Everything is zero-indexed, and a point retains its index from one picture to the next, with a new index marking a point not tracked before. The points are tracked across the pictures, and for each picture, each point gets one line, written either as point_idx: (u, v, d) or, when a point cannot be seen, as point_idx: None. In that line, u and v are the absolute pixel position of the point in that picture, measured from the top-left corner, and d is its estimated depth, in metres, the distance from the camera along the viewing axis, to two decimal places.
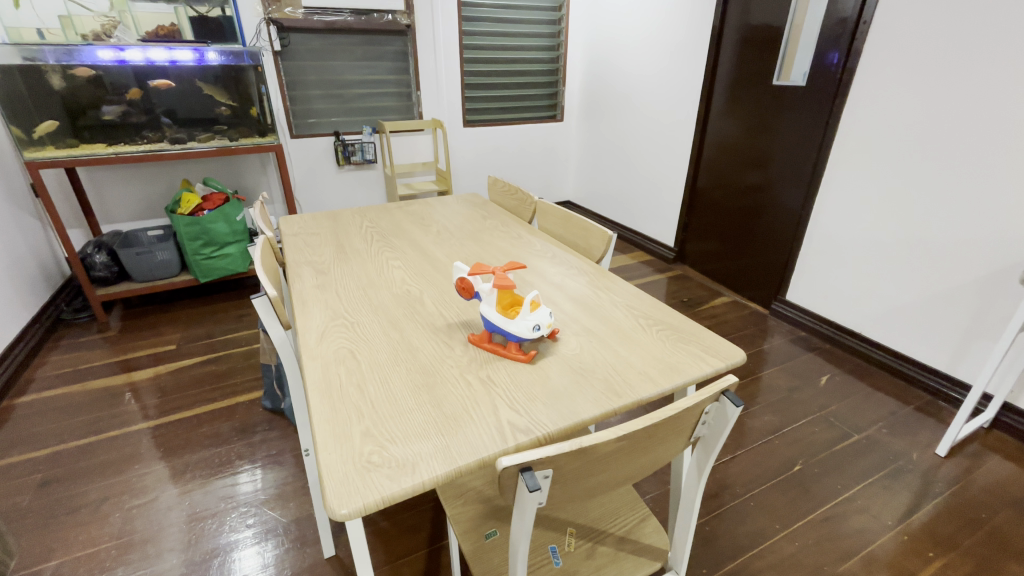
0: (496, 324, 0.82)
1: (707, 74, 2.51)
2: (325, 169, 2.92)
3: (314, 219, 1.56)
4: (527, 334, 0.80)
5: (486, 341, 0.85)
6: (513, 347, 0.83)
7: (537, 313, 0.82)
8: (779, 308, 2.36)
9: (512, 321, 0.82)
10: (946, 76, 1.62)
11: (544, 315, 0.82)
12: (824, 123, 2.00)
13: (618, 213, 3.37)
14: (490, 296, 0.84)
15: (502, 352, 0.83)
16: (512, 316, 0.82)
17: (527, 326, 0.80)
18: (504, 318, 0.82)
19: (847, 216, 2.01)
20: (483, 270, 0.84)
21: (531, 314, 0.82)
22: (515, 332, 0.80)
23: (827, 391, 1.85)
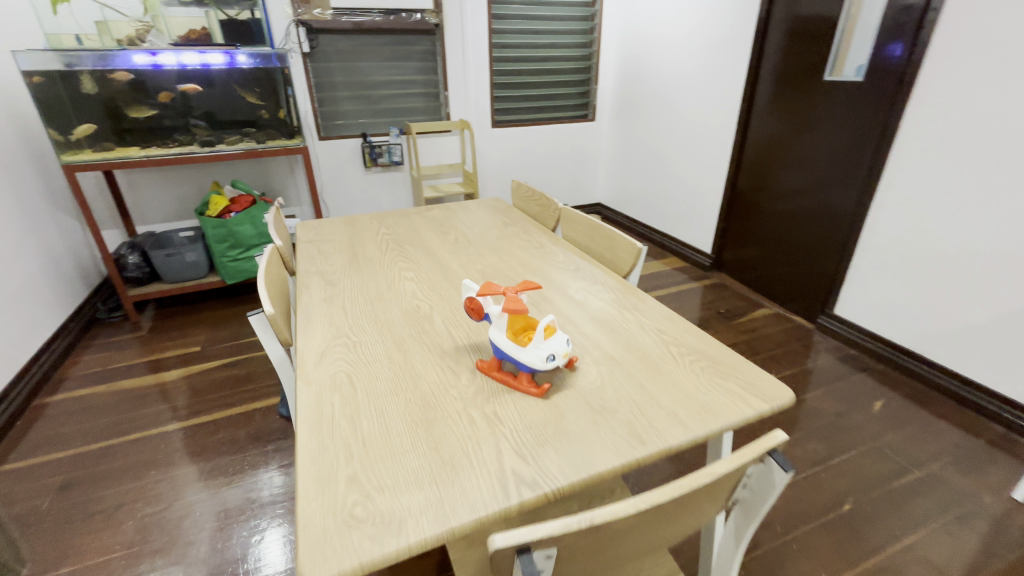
0: (506, 352, 0.74)
1: (750, 69, 2.34)
2: (352, 170, 2.91)
3: (330, 224, 1.51)
4: (541, 366, 0.71)
5: (496, 370, 0.76)
6: (524, 377, 0.74)
7: (552, 341, 0.73)
8: (826, 322, 2.18)
9: (524, 349, 0.73)
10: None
11: (559, 344, 0.73)
12: (881, 120, 1.82)
13: (651, 217, 3.23)
14: (501, 320, 0.75)
15: (511, 382, 0.74)
16: (524, 343, 0.73)
17: (541, 356, 0.71)
18: (516, 345, 0.73)
19: (907, 224, 1.82)
20: (494, 290, 0.76)
21: (545, 342, 0.72)
22: (527, 363, 0.71)
23: (881, 418, 1.68)
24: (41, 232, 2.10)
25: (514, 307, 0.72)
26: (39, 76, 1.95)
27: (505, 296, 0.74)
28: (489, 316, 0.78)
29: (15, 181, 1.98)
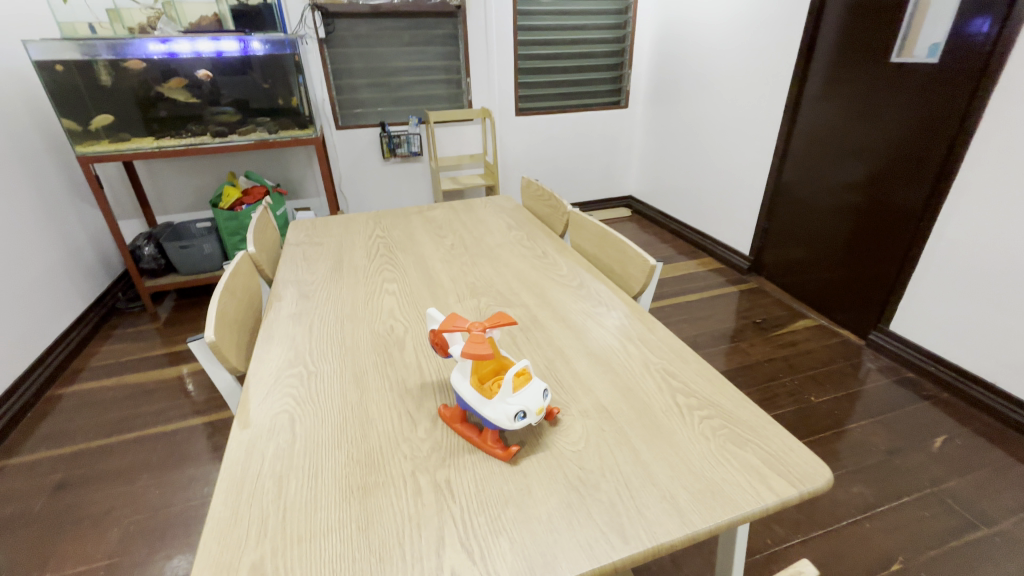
0: (468, 404, 0.61)
1: (802, 49, 2.08)
2: (371, 161, 2.82)
3: (325, 224, 1.41)
4: (506, 426, 0.57)
5: (458, 422, 0.63)
6: (489, 435, 0.60)
7: (524, 395, 0.58)
8: (878, 339, 1.94)
9: (489, 402, 0.59)
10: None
11: (534, 398, 0.58)
12: (959, 107, 1.55)
13: (686, 213, 3.00)
14: (464, 363, 0.62)
15: (474, 440, 0.61)
16: (490, 395, 0.60)
17: (506, 414, 0.57)
18: (479, 397, 0.60)
19: (985, 231, 1.55)
20: (458, 327, 0.62)
21: (515, 396, 0.58)
22: (491, 421, 0.58)
23: (943, 459, 1.46)
24: (61, 222, 2.12)
25: (477, 353, 0.58)
26: (60, 65, 1.95)
27: (471, 335, 0.61)
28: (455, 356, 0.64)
29: (33, 173, 2.00)
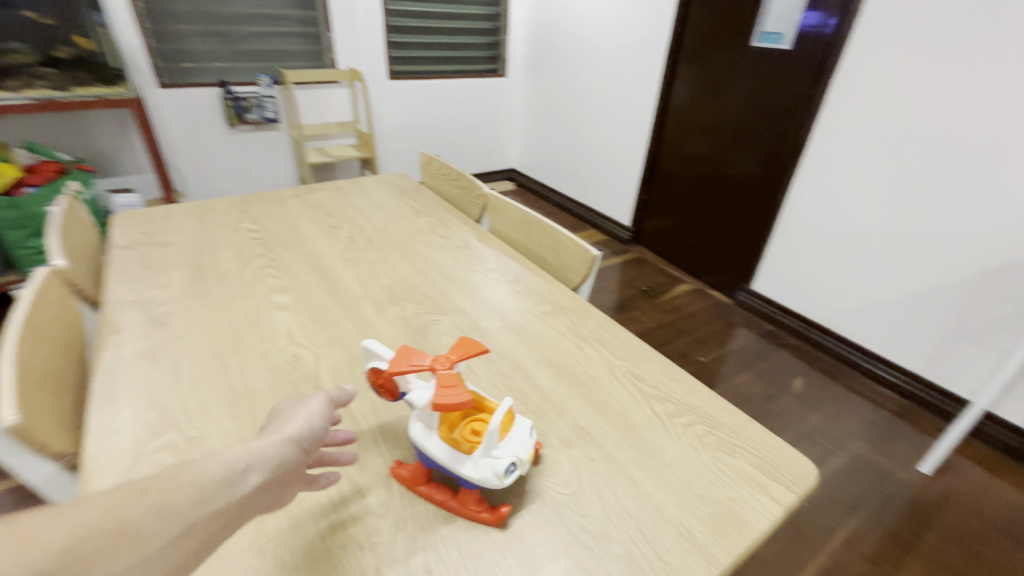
0: (438, 463, 0.48)
1: (674, 27, 2.15)
2: (211, 129, 2.31)
3: (166, 216, 1.08)
4: (495, 486, 0.46)
5: (424, 484, 0.50)
6: (468, 497, 0.49)
7: (512, 442, 0.47)
8: (744, 298, 2.20)
9: (467, 458, 0.47)
10: (950, 60, 1.41)
11: (524, 444, 0.48)
12: (809, 91, 1.75)
13: (569, 185, 3.05)
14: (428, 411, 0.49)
15: (449, 505, 0.49)
16: (467, 449, 0.47)
17: (495, 471, 0.46)
18: (452, 452, 0.47)
19: (827, 201, 1.81)
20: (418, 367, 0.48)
21: (502, 446, 0.47)
22: (475, 481, 0.46)
23: (804, 398, 1.72)
24: None
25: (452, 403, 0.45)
26: None
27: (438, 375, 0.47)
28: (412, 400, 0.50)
29: None
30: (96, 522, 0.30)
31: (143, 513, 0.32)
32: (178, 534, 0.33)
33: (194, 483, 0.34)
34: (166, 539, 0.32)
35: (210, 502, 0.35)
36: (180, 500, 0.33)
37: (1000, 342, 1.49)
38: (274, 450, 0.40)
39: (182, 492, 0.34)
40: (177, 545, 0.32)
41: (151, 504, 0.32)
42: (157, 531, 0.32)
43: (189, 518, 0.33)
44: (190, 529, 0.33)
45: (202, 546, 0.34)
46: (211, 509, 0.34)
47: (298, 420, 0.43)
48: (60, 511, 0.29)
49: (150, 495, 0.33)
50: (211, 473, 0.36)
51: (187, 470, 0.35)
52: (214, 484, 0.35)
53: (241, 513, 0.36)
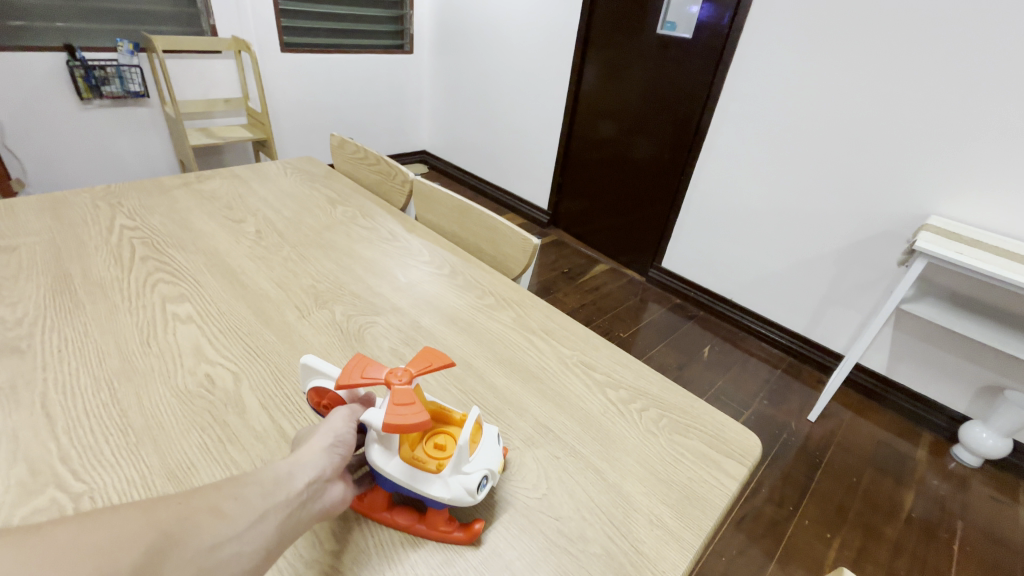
0: (401, 487, 0.43)
1: (583, 11, 2.17)
2: (56, 103, 1.91)
3: (8, 213, 0.87)
4: (469, 504, 0.43)
5: (385, 510, 0.45)
6: (436, 518, 0.45)
7: (483, 455, 0.44)
8: (655, 275, 2.34)
9: (434, 477, 0.43)
10: (825, 55, 1.57)
11: (495, 455, 0.45)
12: (709, 80, 1.87)
13: (485, 169, 3.00)
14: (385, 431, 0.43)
15: (415, 529, 0.45)
16: (434, 469, 0.44)
17: (468, 488, 0.42)
18: (417, 473, 0.43)
19: (725, 183, 1.96)
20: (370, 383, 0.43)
21: (473, 461, 0.44)
22: (446, 501, 0.42)
23: (712, 364, 1.88)
24: None
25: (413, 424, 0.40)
26: None
27: (394, 392, 0.42)
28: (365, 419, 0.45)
29: None
30: (168, 519, 0.30)
31: (211, 507, 0.31)
32: (245, 528, 0.32)
33: (252, 484, 0.34)
34: (236, 533, 0.31)
35: (270, 499, 0.34)
36: (243, 498, 0.33)
37: (865, 303, 1.73)
38: (316, 454, 0.39)
39: (243, 490, 0.33)
40: (247, 538, 0.32)
41: (215, 502, 0.32)
42: (227, 528, 0.31)
43: (254, 513, 0.33)
44: (257, 522, 0.32)
45: (269, 540, 0.33)
46: (274, 505, 0.34)
47: (324, 428, 0.42)
48: (135, 510, 0.29)
49: (212, 492, 0.32)
50: (262, 480, 0.35)
51: (244, 475, 0.35)
52: (270, 484, 0.35)
53: (300, 513, 0.36)
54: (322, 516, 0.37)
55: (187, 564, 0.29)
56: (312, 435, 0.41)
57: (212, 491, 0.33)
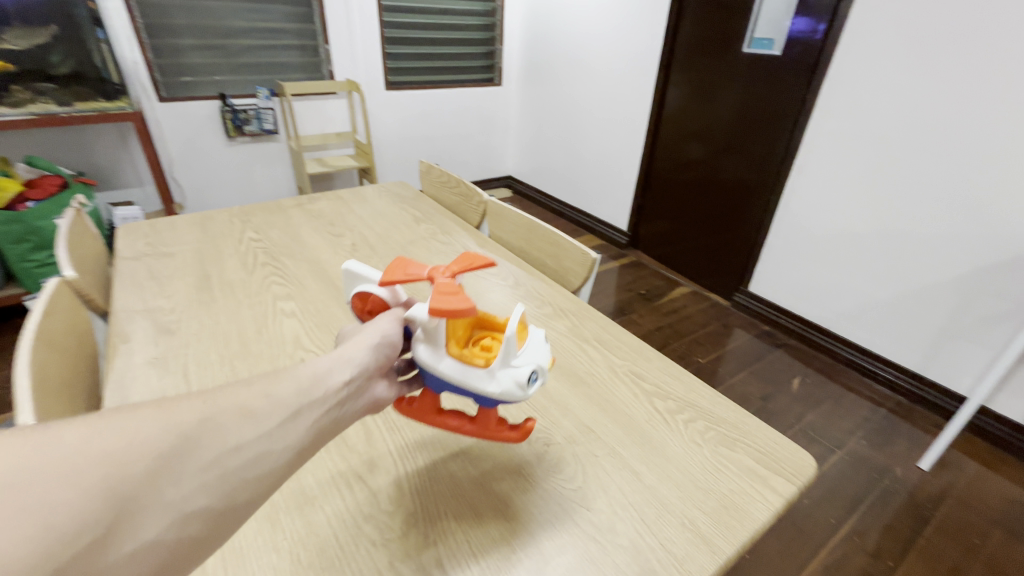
0: (454, 383, 0.49)
1: (666, 36, 2.19)
2: (210, 141, 2.33)
3: (170, 227, 1.10)
4: (520, 399, 0.48)
5: (436, 413, 0.54)
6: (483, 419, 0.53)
7: (530, 351, 0.49)
8: (741, 300, 2.22)
9: (483, 372, 0.48)
10: (938, 63, 1.44)
11: (541, 352, 0.50)
12: (800, 98, 1.78)
13: (565, 191, 3.08)
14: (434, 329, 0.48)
15: (466, 427, 0.54)
16: (481, 363, 0.48)
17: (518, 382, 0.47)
18: (468, 369, 0.48)
19: (820, 202, 1.84)
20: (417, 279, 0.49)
21: (521, 355, 0.49)
22: (497, 396, 0.48)
23: (801, 397, 1.74)
24: None
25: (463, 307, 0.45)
26: None
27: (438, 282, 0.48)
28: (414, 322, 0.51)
29: None
30: (190, 419, 0.31)
31: (233, 413, 0.33)
32: (272, 429, 0.34)
33: (285, 384, 0.36)
34: (265, 434, 0.33)
35: (305, 397, 0.37)
36: (273, 399, 0.35)
37: (994, 338, 1.51)
38: (357, 355, 0.42)
39: (270, 397, 0.35)
40: (275, 438, 0.34)
41: (239, 406, 0.33)
42: (254, 429, 0.33)
43: (284, 414, 0.35)
44: (284, 425, 0.34)
45: (300, 438, 0.35)
46: (308, 402, 0.36)
47: (374, 329, 0.46)
48: (152, 410, 0.30)
49: (235, 399, 0.34)
50: (298, 379, 0.37)
51: (280, 374, 0.37)
52: (304, 385, 0.37)
53: (336, 408, 0.38)
54: (368, 407, 0.42)
55: (209, 463, 0.31)
56: (357, 336, 0.44)
57: (236, 397, 0.34)
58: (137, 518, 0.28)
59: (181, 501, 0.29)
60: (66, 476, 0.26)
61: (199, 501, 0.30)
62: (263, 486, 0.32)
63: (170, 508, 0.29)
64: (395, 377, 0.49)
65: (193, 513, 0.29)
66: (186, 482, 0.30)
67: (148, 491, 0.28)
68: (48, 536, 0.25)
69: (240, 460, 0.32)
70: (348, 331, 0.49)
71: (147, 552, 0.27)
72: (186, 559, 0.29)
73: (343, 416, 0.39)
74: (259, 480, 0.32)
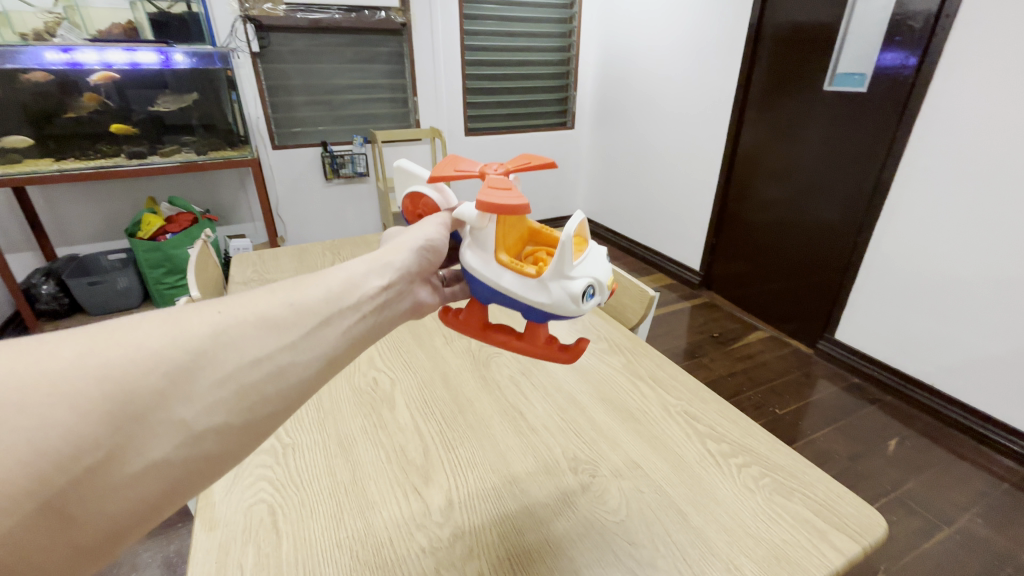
0: (509, 292, 0.57)
1: (741, 77, 2.18)
2: (312, 183, 2.63)
3: (274, 258, 1.26)
4: (574, 314, 0.56)
5: (482, 324, 0.62)
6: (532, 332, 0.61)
7: (583, 266, 0.57)
8: (825, 347, 2.05)
9: (534, 281, 0.56)
10: None
11: (593, 269, 0.57)
12: (890, 135, 1.68)
13: (635, 230, 3.07)
14: (490, 239, 0.58)
15: (515, 339, 0.62)
16: (533, 272, 0.57)
17: (573, 294, 0.55)
18: (525, 281, 0.56)
19: (917, 245, 1.69)
20: (470, 177, 0.59)
21: (578, 267, 0.57)
22: (549, 308, 0.56)
23: (899, 461, 1.55)
24: None
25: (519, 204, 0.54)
26: None
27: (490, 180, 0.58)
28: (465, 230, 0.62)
29: None
30: (195, 340, 0.35)
31: (246, 335, 0.37)
32: (292, 342, 0.39)
33: (311, 297, 0.42)
34: (287, 349, 0.38)
35: (332, 308, 0.42)
36: (296, 311, 0.40)
37: None
38: (392, 268, 0.49)
39: (286, 314, 0.40)
40: (300, 348, 0.39)
41: (252, 325, 0.38)
42: (272, 346, 0.38)
43: (308, 326, 0.40)
44: (303, 339, 0.39)
45: (325, 348, 0.41)
46: (335, 313, 0.42)
47: (418, 237, 0.55)
48: (156, 327, 0.34)
49: (245, 321, 0.38)
50: (325, 289, 0.43)
51: (305, 289, 0.42)
52: (332, 293, 0.43)
53: (370, 316, 0.45)
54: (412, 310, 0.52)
55: (222, 380, 0.35)
56: (393, 248, 0.52)
57: (247, 316, 0.38)
58: (139, 439, 0.31)
59: (190, 418, 0.33)
60: (64, 401, 0.30)
61: (209, 418, 0.34)
62: (280, 397, 0.37)
63: (178, 425, 0.33)
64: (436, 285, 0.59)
65: (205, 429, 0.34)
66: (195, 401, 0.34)
67: (158, 409, 0.32)
68: (45, 460, 0.28)
69: (255, 375, 0.36)
70: (394, 236, 0.58)
71: (153, 469, 0.32)
72: (204, 468, 0.34)
73: (371, 321, 0.45)
74: (288, 386, 0.38)
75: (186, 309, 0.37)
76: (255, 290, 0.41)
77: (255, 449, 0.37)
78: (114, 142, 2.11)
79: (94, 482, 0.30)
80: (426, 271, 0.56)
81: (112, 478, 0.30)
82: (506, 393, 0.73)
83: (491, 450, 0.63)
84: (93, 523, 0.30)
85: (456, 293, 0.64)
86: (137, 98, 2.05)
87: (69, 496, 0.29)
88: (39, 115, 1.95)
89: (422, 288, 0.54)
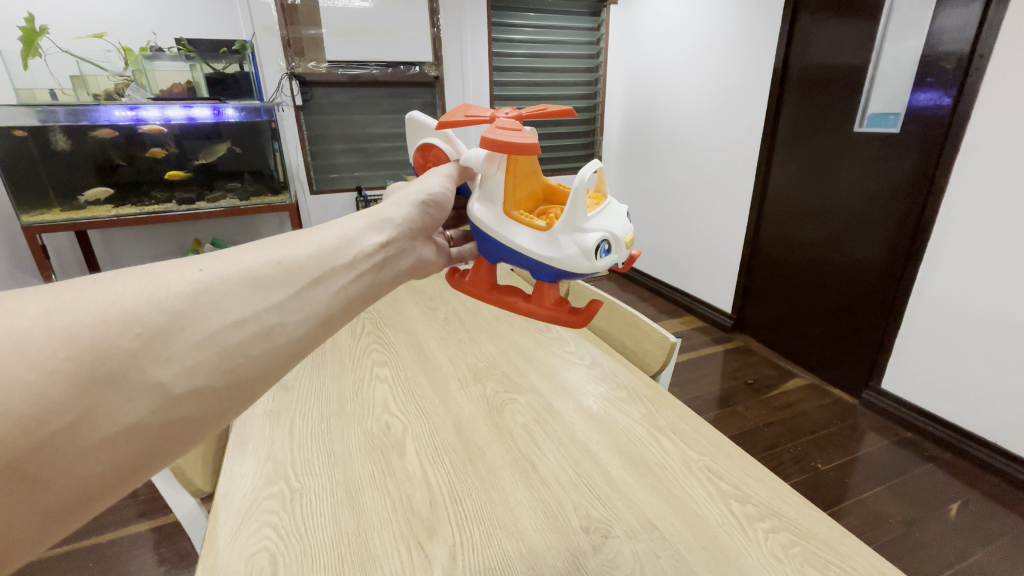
0: (518, 248, 0.59)
1: (768, 118, 2.17)
2: None
3: None
4: (587, 269, 0.57)
5: (487, 288, 0.64)
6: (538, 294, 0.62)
7: (600, 220, 0.58)
8: (871, 397, 1.91)
9: (544, 234, 0.58)
10: None
11: (610, 226, 0.59)
12: (929, 175, 1.62)
13: (665, 271, 3.02)
14: (497, 192, 0.61)
15: (519, 300, 0.63)
16: (542, 226, 0.59)
17: (585, 250, 0.56)
18: (536, 234, 0.59)
19: (966, 288, 1.59)
20: (479, 122, 0.62)
21: (594, 219, 0.58)
22: (560, 264, 0.57)
23: (964, 530, 1.39)
24: None
25: (530, 145, 0.55)
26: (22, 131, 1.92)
27: (500, 124, 0.60)
28: (478, 182, 0.64)
29: None
30: (173, 301, 0.36)
31: (229, 296, 0.39)
32: (278, 301, 0.41)
33: (303, 253, 0.45)
34: (273, 307, 0.41)
35: (322, 265, 0.45)
36: (284, 270, 0.43)
37: None
38: (388, 224, 0.54)
39: (272, 273, 0.42)
40: (290, 310, 0.41)
41: (236, 285, 0.39)
42: (256, 305, 0.40)
43: (297, 286, 0.43)
44: (291, 300, 0.42)
45: (316, 310, 0.43)
46: (327, 271, 0.45)
47: (422, 188, 0.60)
48: (131, 290, 0.35)
49: (228, 281, 0.39)
50: (314, 246, 0.46)
51: (297, 247, 0.45)
52: (324, 253, 0.46)
53: (363, 273, 0.49)
54: (413, 268, 0.56)
55: (200, 342, 0.36)
56: (390, 202, 0.57)
57: (232, 275, 0.40)
58: (112, 403, 0.32)
59: (167, 380, 0.34)
60: (26, 362, 0.30)
61: (187, 381, 0.35)
62: (265, 357, 0.39)
63: (154, 388, 0.34)
64: (436, 243, 0.64)
65: (182, 392, 0.35)
66: (172, 363, 0.35)
67: (134, 371, 0.33)
68: (8, 423, 0.28)
69: (239, 335, 0.38)
70: (396, 189, 0.63)
71: (127, 432, 0.33)
72: (184, 428, 0.35)
73: (367, 280, 0.49)
74: (276, 349, 0.40)
75: (165, 268, 0.38)
76: (239, 248, 0.43)
77: (237, 414, 0.38)
78: (167, 189, 2.27)
79: (63, 445, 0.30)
80: (429, 227, 0.61)
81: (79, 441, 0.31)
82: (519, 443, 0.71)
83: (500, 505, 0.61)
84: (57, 487, 0.31)
85: (464, 256, 0.68)
86: (191, 150, 2.23)
87: (31, 459, 0.29)
88: (104, 165, 2.13)
89: (427, 246, 0.60)
